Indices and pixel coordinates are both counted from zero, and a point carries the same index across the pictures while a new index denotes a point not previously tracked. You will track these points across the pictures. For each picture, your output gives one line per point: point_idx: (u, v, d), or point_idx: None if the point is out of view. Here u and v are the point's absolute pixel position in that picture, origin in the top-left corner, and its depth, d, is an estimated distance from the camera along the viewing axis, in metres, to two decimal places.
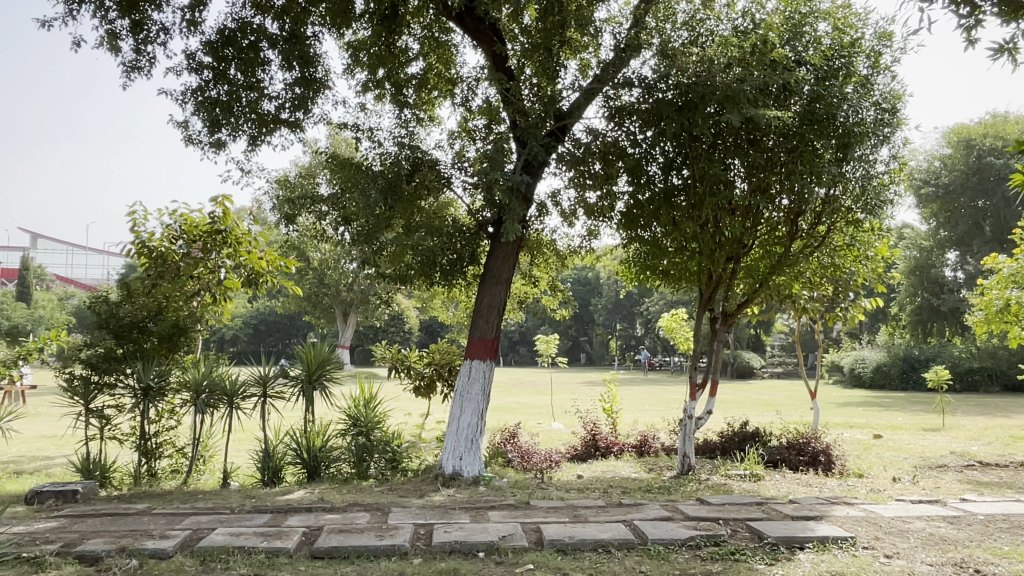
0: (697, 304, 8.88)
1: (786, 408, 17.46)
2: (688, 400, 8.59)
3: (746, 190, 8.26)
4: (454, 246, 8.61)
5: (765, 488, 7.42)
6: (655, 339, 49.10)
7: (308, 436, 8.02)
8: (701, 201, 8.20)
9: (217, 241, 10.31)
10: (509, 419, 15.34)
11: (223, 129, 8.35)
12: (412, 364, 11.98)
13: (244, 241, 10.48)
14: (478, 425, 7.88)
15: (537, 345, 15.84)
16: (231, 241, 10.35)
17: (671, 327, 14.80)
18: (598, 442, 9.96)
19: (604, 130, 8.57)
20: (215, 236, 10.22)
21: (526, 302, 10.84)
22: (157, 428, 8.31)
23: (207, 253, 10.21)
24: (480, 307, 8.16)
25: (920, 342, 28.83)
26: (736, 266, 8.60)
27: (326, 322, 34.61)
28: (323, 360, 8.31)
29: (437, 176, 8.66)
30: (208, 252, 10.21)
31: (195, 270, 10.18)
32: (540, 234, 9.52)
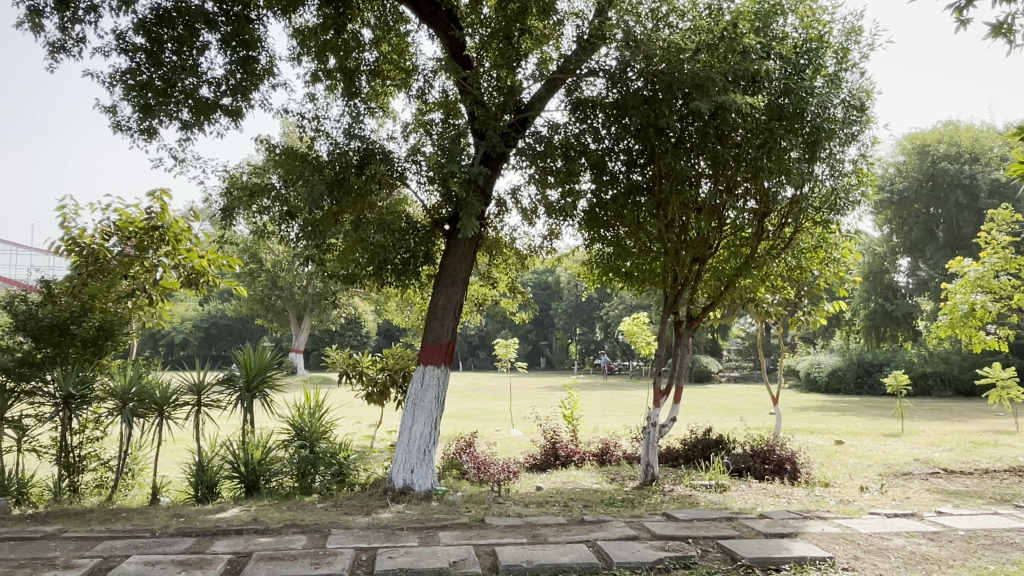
0: (662, 307, 8.50)
1: (747, 414, 17.29)
2: (653, 407, 8.19)
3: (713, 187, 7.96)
4: (408, 244, 8.12)
5: (732, 500, 7.09)
6: (614, 343, 49.06)
7: (245, 449, 7.45)
8: (666, 199, 7.87)
9: (155, 238, 9.59)
10: (467, 425, 14.84)
11: (156, 117, 7.70)
12: (364, 369, 11.43)
13: (183, 239, 9.79)
14: (432, 435, 7.37)
15: (496, 349, 15.39)
16: (169, 238, 9.63)
17: (632, 331, 14.47)
18: (557, 451, 9.54)
19: (566, 124, 8.21)
20: (153, 233, 9.49)
21: (484, 304, 10.39)
22: (80, 439, 7.61)
23: (143, 251, 9.48)
24: (435, 309, 7.64)
25: (874, 347, 29.17)
26: (702, 267, 8.28)
27: (280, 324, 33.63)
28: (264, 366, 7.75)
29: (390, 169, 8.17)
30: (144, 250, 9.47)
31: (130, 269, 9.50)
32: (498, 234, 9.06)
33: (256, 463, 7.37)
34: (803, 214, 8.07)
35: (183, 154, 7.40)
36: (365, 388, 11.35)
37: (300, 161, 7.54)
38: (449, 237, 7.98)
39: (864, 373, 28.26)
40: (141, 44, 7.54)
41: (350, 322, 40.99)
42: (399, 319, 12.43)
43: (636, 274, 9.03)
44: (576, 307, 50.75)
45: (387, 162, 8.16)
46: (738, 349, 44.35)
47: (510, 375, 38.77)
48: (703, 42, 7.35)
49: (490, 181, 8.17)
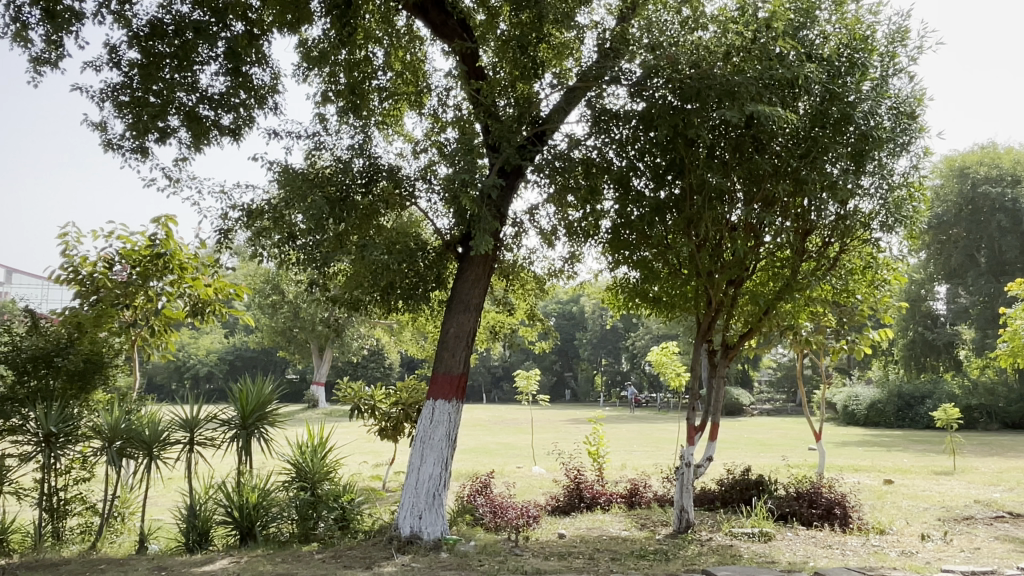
0: (695, 335, 7.81)
1: (783, 450, 16.35)
2: (686, 445, 7.45)
3: (750, 202, 7.30)
4: (416, 268, 7.54)
5: (779, 553, 6.32)
6: (640, 374, 47.99)
7: (238, 492, 6.78)
8: (697, 216, 7.22)
9: (159, 267, 9.13)
10: (486, 462, 14.11)
11: (149, 133, 7.32)
12: (376, 404, 10.81)
13: (188, 267, 9.29)
14: (442, 476, 6.69)
15: (517, 382, 14.70)
16: (173, 267, 9.15)
17: (661, 361, 13.68)
18: (582, 492, 8.77)
19: (588, 138, 7.63)
20: (156, 261, 9.01)
21: (501, 334, 9.73)
22: (66, 481, 7.03)
23: (146, 279, 8.98)
24: (446, 338, 7.02)
25: (914, 378, 27.95)
26: (738, 290, 7.59)
27: (301, 356, 33.27)
28: (262, 400, 7.11)
29: (398, 188, 7.63)
30: (146, 280, 8.95)
31: (132, 299, 9.01)
32: (517, 258, 8.46)
33: (250, 507, 6.73)
34: (846, 233, 7.40)
35: (174, 173, 6.97)
36: (378, 423, 10.72)
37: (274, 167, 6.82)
38: (462, 260, 7.40)
39: (905, 406, 27.05)
40: (135, 61, 7.17)
41: (372, 353, 40.58)
42: (415, 350, 11.81)
43: (665, 299, 8.36)
44: (602, 338, 49.81)
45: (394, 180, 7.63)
46: (770, 380, 43.06)
47: (534, 407, 37.96)
48: (736, 45, 6.75)
49: (505, 199, 7.58)
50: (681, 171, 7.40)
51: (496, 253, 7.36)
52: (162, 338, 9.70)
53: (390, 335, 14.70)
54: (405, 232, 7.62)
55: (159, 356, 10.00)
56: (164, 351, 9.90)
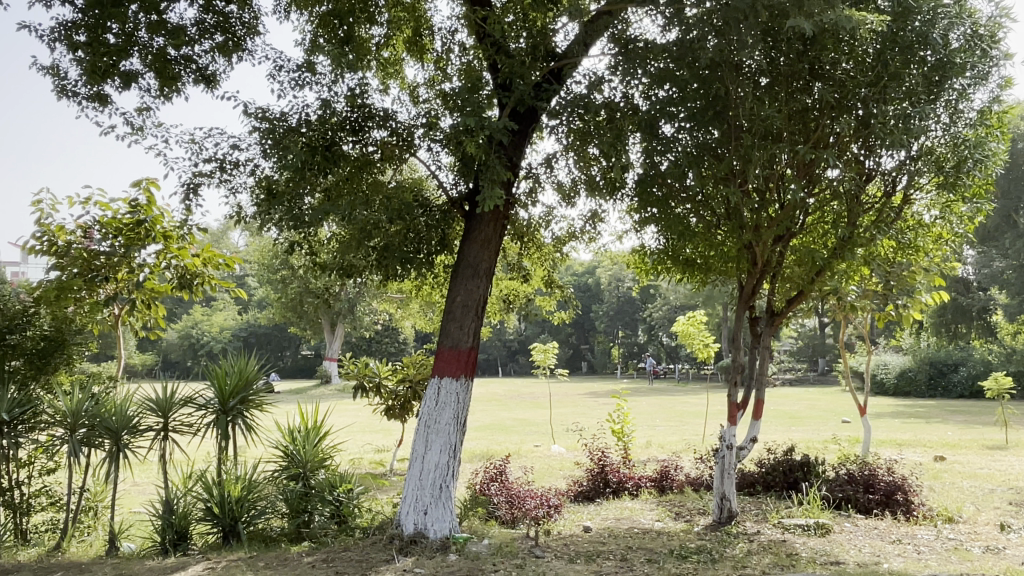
0: (737, 301, 6.85)
1: (816, 423, 15.40)
2: (727, 425, 6.54)
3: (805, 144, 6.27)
4: (416, 228, 6.65)
5: (842, 551, 5.44)
6: (658, 345, 47.08)
7: (217, 483, 5.96)
8: (748, 157, 6.21)
9: (140, 236, 8.21)
10: (502, 441, 13.30)
11: (110, 79, 6.41)
12: (381, 381, 9.97)
13: (173, 236, 8.41)
14: (450, 466, 5.83)
15: (533, 355, 13.81)
16: (156, 235, 8.22)
17: (688, 332, 12.70)
18: (607, 476, 7.92)
19: (613, 75, 6.64)
20: (137, 229, 8.09)
21: (516, 303, 8.89)
22: (28, 473, 6.23)
23: (129, 250, 8.09)
24: (452, 307, 6.12)
25: (947, 346, 26.75)
26: (785, 248, 6.61)
27: (312, 332, 32.64)
28: (245, 379, 6.27)
29: (397, 138, 6.68)
30: (126, 251, 8.06)
31: (114, 271, 8.13)
32: (531, 217, 7.52)
33: (233, 502, 5.91)
34: (914, 178, 6.38)
35: (136, 123, 6.13)
36: (384, 402, 9.90)
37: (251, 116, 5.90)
38: (468, 218, 6.48)
39: (936, 374, 25.93)
40: None
41: (386, 328, 39.92)
42: (422, 324, 10.96)
43: (699, 261, 7.42)
44: (619, 310, 48.78)
45: (392, 129, 6.68)
46: (792, 349, 41.89)
47: (550, 380, 37.26)
48: None
49: (520, 147, 6.60)
50: (724, 109, 6.37)
51: (508, 209, 6.42)
52: (147, 313, 8.90)
53: (397, 309, 13.83)
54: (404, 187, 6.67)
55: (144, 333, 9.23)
56: (153, 328, 9.15)
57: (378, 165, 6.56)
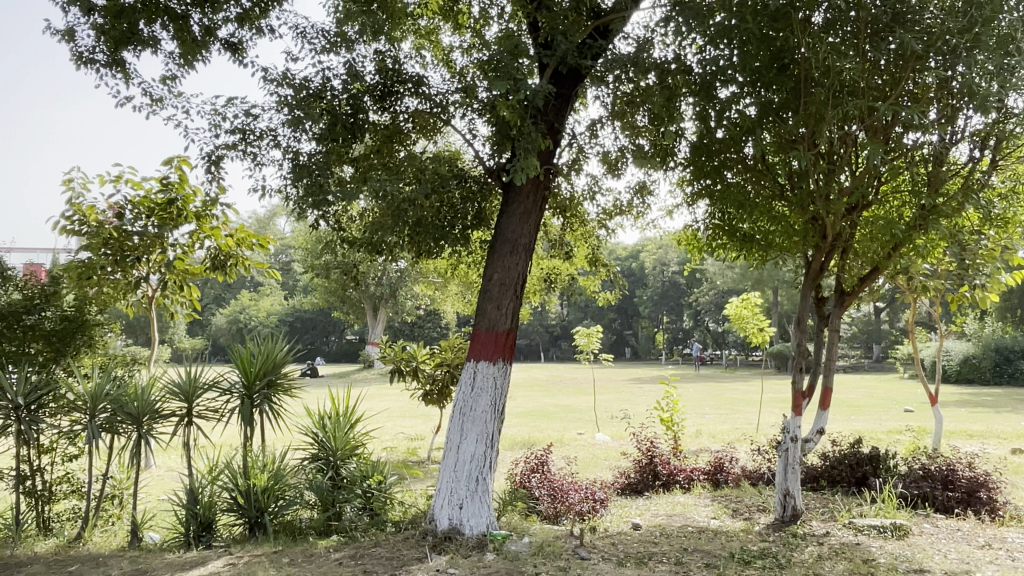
0: (803, 279, 6.25)
1: (877, 412, 14.55)
2: (791, 414, 5.97)
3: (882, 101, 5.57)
4: (449, 201, 6.24)
5: (927, 558, 4.84)
6: (705, 331, 46.01)
7: (243, 472, 5.61)
8: (817, 118, 5.56)
9: (173, 215, 7.71)
10: (546, 428, 12.85)
11: (127, 47, 6.08)
12: (419, 365, 9.57)
13: (205, 216, 8.02)
14: (487, 457, 5.39)
15: (577, 339, 13.30)
16: (189, 214, 7.74)
17: (741, 315, 12.04)
18: (656, 468, 7.41)
19: (664, 32, 6.05)
20: (170, 209, 7.62)
21: (558, 284, 8.38)
22: (51, 460, 6.00)
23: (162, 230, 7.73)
24: (489, 286, 5.65)
25: (1014, 331, 25.28)
26: (857, 219, 5.96)
27: (355, 316, 32.65)
28: (272, 361, 5.93)
29: (429, 103, 6.19)
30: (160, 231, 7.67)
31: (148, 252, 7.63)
32: (575, 190, 7.00)
33: (259, 492, 5.55)
34: (1008, 140, 5.66)
35: (154, 93, 5.81)
36: (422, 387, 9.53)
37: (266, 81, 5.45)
38: (506, 190, 5.99)
39: (1003, 361, 24.51)
40: None
41: (428, 313, 39.85)
42: (461, 306, 10.55)
43: (759, 237, 6.81)
44: (663, 294, 47.75)
45: (424, 95, 6.18)
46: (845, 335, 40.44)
47: (593, 366, 36.69)
48: None
49: (562, 111, 6.05)
50: (789, 65, 5.73)
51: (550, 178, 5.91)
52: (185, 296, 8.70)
53: (437, 291, 13.45)
54: (435, 156, 6.19)
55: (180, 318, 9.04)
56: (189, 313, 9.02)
57: (407, 136, 6.10)
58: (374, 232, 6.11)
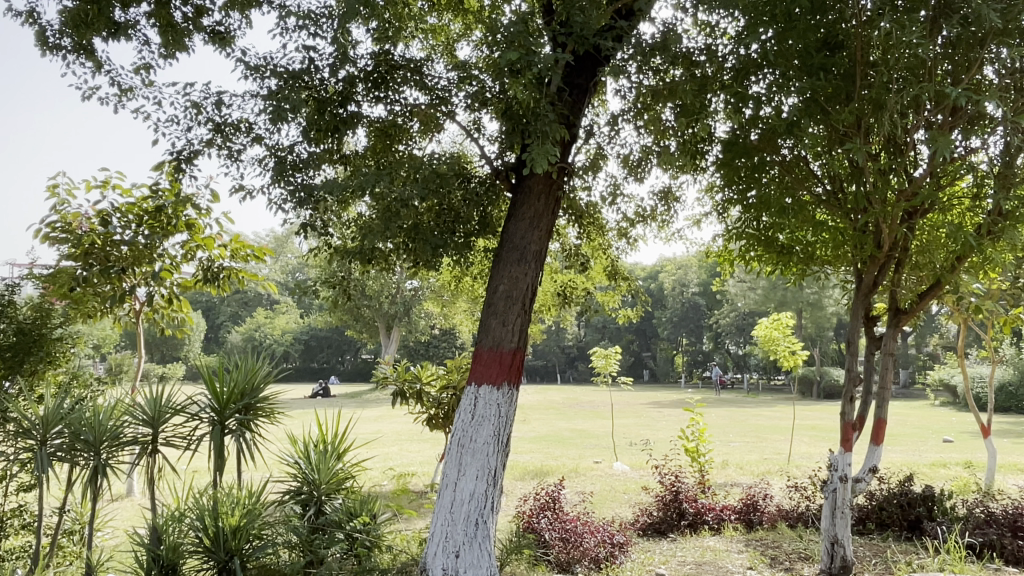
0: (852, 297, 5.46)
1: (917, 443, 13.58)
2: (840, 451, 5.22)
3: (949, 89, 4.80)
4: (449, 202, 5.54)
5: None
6: (725, 353, 44.91)
7: (213, 509, 4.93)
8: (872, 108, 4.81)
9: (163, 224, 6.93)
10: (561, 454, 12.09)
11: (97, 32, 5.55)
12: (423, 387, 8.88)
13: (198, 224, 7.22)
14: (489, 497, 4.64)
15: (595, 360, 12.55)
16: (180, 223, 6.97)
17: (772, 337, 11.26)
18: (682, 506, 6.65)
19: (691, 14, 5.36)
20: (160, 217, 6.86)
21: (573, 300, 7.69)
22: (3, 488, 5.38)
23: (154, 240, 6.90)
24: (493, 299, 4.97)
25: None
26: (915, 226, 5.21)
27: (369, 335, 32.10)
28: (249, 385, 5.34)
29: (429, 94, 5.52)
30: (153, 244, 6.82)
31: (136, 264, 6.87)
32: (591, 194, 6.35)
33: (228, 533, 4.80)
34: None
35: (120, 81, 5.27)
36: (426, 411, 8.82)
37: (240, 63, 4.79)
38: (514, 192, 5.32)
39: None
40: None
41: (443, 333, 39.23)
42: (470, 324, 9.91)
43: (799, 248, 6.10)
44: (683, 316, 46.79)
45: (425, 85, 5.51)
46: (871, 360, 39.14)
47: (611, 388, 35.81)
48: None
49: (580, 103, 5.36)
50: (838, 50, 4.99)
51: (564, 178, 5.22)
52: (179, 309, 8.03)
53: (447, 307, 12.80)
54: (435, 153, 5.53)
55: (174, 336, 8.29)
56: (181, 330, 8.29)
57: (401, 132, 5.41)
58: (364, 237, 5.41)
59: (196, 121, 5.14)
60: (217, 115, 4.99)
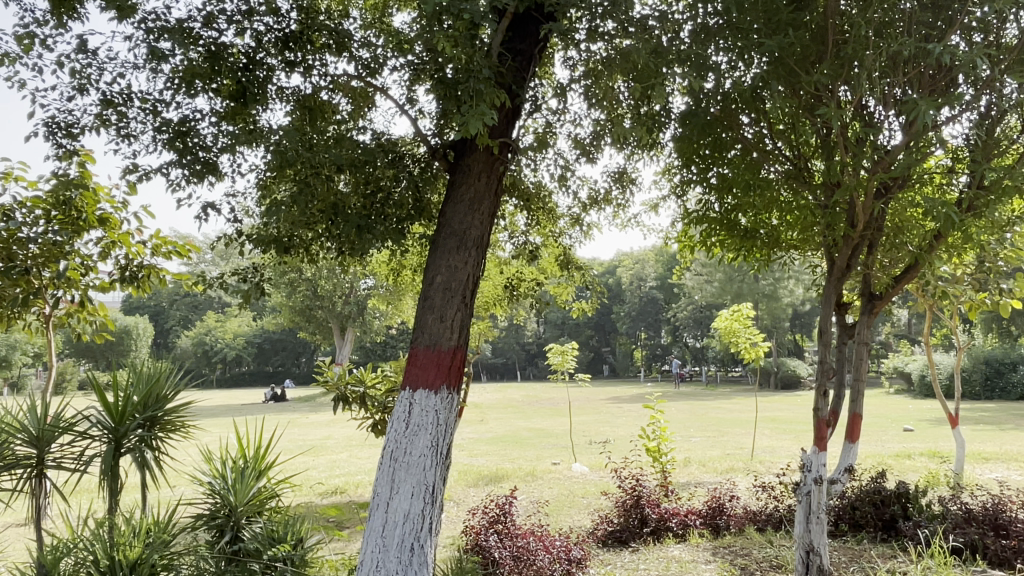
0: (824, 282, 5.02)
1: (880, 434, 13.38)
2: (813, 450, 4.79)
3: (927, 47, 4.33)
4: (379, 182, 4.89)
5: None
6: (684, 347, 44.95)
7: (109, 540, 4.23)
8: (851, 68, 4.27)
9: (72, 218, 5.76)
10: (519, 456, 11.56)
11: None
12: (367, 390, 8.23)
13: (114, 219, 6.08)
14: (426, 517, 4.06)
15: (551, 357, 12.04)
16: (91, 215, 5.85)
17: (732, 329, 10.90)
18: (644, 512, 6.19)
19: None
20: (69, 211, 5.70)
21: (523, 291, 7.16)
22: None
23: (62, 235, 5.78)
24: (429, 292, 4.39)
25: (1005, 345, 24.34)
26: (891, 202, 4.77)
27: (322, 337, 31.13)
28: (156, 397, 4.67)
29: (352, 58, 4.83)
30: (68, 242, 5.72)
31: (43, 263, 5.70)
32: (539, 176, 5.80)
33: (125, 567, 4.09)
34: None
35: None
36: (371, 417, 8.18)
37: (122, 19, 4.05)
38: (452, 170, 4.74)
39: (995, 374, 23.47)
40: None
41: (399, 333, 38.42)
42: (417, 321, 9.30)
43: (764, 231, 5.64)
44: (641, 310, 46.74)
45: (348, 49, 4.82)
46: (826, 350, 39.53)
47: (570, 385, 35.45)
48: None
49: (523, 70, 4.77)
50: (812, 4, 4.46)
51: (507, 155, 4.65)
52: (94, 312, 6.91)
53: (396, 304, 12.16)
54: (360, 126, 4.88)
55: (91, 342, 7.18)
56: (100, 335, 7.16)
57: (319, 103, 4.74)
58: (282, 222, 4.74)
59: (77, 87, 4.35)
60: (102, 82, 4.26)
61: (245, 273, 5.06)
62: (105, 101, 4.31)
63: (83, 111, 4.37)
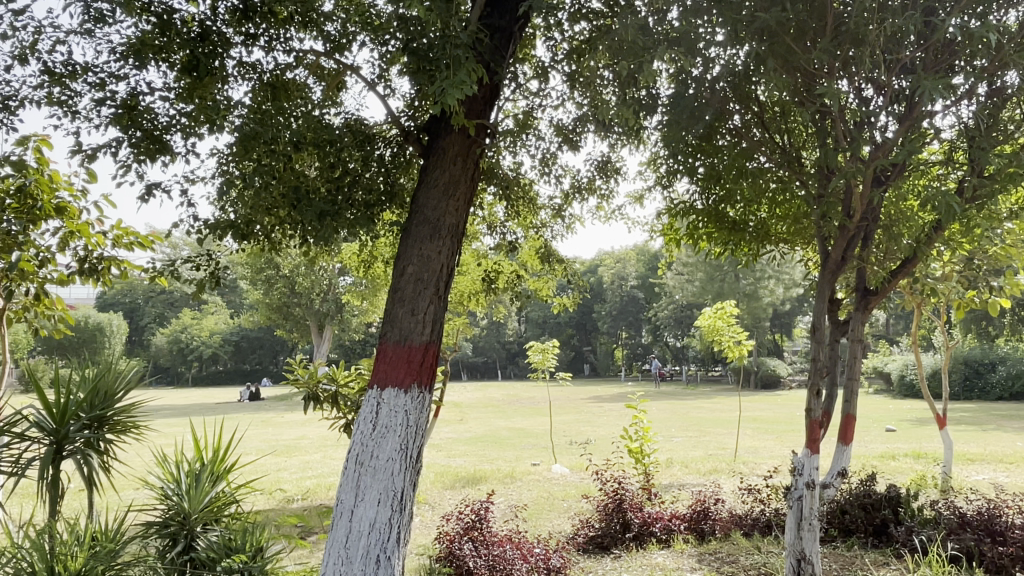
0: (817, 276, 4.78)
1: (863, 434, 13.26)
2: (805, 452, 4.55)
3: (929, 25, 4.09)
4: (346, 167, 4.57)
5: None
6: (664, 346, 44.90)
7: (50, 551, 3.88)
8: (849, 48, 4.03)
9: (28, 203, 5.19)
10: (497, 457, 11.27)
11: None
12: (339, 389, 7.89)
13: (74, 208, 5.51)
14: (394, 525, 3.76)
15: (531, 355, 11.75)
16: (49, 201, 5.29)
17: (716, 327, 10.69)
18: (626, 516, 5.92)
19: None
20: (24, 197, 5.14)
21: (502, 286, 6.87)
22: None
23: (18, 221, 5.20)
24: (399, 283, 4.08)
25: (983, 345, 24.47)
26: (888, 192, 4.54)
27: (299, 335, 30.63)
28: (105, 396, 4.35)
29: (318, 34, 4.52)
30: (22, 231, 5.16)
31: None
32: (519, 164, 5.50)
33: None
34: None
35: None
36: (343, 417, 7.85)
37: None
38: (424, 154, 4.44)
39: (973, 374, 23.56)
40: None
41: None
42: None
43: (751, 224, 5.39)
44: (622, 309, 46.64)
45: (314, 24, 4.51)
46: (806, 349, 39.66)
47: (550, 385, 35.20)
48: None
49: (502, 49, 4.46)
50: None
51: (485, 138, 4.36)
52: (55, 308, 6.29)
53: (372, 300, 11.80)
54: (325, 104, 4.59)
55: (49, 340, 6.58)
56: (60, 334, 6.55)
57: (282, 80, 4.44)
58: (240, 208, 4.40)
59: (15, 57, 3.99)
60: (42, 51, 3.91)
61: (200, 261, 4.75)
62: (46, 72, 3.95)
63: (23, 83, 4.01)
